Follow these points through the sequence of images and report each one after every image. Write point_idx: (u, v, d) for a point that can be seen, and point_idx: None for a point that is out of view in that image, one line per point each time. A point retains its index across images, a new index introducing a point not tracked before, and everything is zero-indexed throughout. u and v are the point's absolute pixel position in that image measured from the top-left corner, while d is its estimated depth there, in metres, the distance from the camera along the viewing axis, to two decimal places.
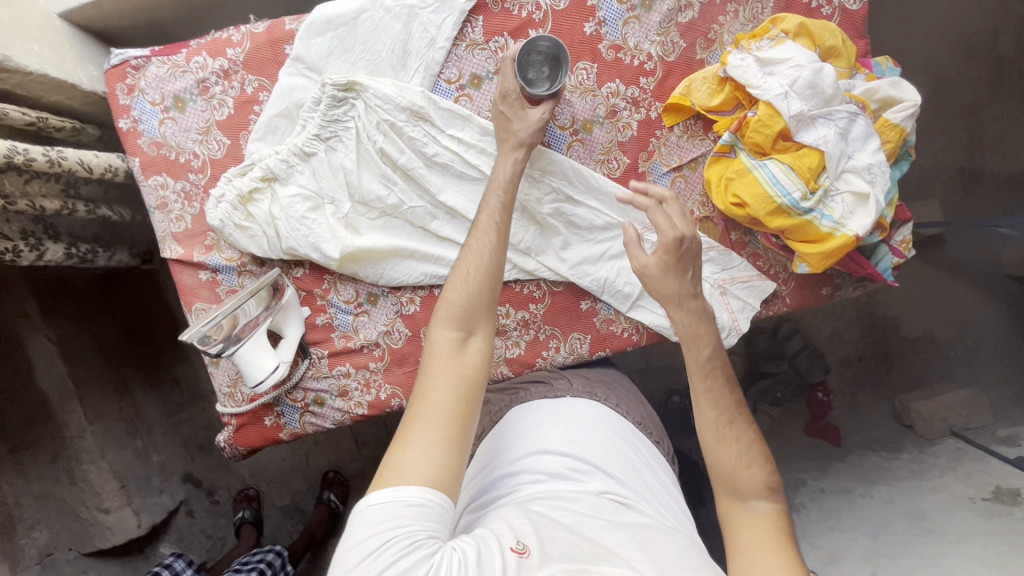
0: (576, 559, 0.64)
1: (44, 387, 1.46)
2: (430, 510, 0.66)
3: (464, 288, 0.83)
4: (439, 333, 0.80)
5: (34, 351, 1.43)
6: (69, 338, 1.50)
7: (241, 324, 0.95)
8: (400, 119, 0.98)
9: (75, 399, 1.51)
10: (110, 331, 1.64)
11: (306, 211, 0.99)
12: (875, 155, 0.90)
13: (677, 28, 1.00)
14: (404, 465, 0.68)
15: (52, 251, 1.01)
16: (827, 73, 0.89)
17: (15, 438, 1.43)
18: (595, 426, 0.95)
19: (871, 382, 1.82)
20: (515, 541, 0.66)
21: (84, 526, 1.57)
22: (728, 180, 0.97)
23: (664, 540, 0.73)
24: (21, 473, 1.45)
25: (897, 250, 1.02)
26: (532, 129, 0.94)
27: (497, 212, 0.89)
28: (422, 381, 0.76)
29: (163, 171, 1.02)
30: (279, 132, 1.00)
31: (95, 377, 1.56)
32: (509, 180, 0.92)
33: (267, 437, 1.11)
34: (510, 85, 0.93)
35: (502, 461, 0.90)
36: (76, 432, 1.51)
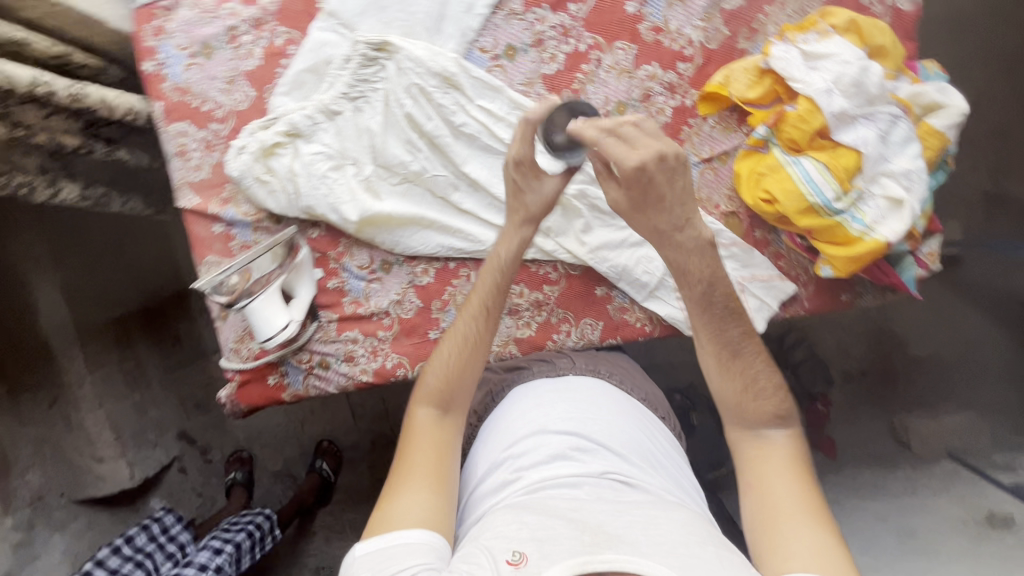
0: (576, 550, 0.63)
1: (47, 329, 1.50)
2: (417, 545, 0.70)
3: (446, 368, 0.87)
4: (420, 413, 0.85)
5: (39, 295, 1.48)
6: (71, 284, 1.54)
7: (254, 279, 0.95)
8: (431, 85, 0.96)
9: (76, 345, 1.53)
10: (116, 282, 1.65)
11: (327, 170, 0.97)
12: (914, 161, 0.88)
13: (721, 15, 0.98)
14: (390, 517, 0.74)
15: (67, 191, 1.00)
16: (872, 72, 0.87)
17: (14, 381, 1.49)
18: (598, 402, 0.94)
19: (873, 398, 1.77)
20: (510, 549, 0.65)
21: (77, 473, 1.57)
22: (760, 175, 0.94)
23: (666, 518, 0.72)
24: (17, 414, 1.50)
25: (923, 261, 1.01)
26: (543, 202, 0.90)
27: (489, 293, 0.90)
28: (400, 455, 0.81)
29: (185, 118, 1.00)
30: (305, 88, 0.97)
31: (97, 324, 1.58)
32: (508, 259, 0.91)
33: (269, 396, 1.09)
34: (521, 151, 0.86)
35: (503, 443, 0.89)
36: (75, 380, 1.53)
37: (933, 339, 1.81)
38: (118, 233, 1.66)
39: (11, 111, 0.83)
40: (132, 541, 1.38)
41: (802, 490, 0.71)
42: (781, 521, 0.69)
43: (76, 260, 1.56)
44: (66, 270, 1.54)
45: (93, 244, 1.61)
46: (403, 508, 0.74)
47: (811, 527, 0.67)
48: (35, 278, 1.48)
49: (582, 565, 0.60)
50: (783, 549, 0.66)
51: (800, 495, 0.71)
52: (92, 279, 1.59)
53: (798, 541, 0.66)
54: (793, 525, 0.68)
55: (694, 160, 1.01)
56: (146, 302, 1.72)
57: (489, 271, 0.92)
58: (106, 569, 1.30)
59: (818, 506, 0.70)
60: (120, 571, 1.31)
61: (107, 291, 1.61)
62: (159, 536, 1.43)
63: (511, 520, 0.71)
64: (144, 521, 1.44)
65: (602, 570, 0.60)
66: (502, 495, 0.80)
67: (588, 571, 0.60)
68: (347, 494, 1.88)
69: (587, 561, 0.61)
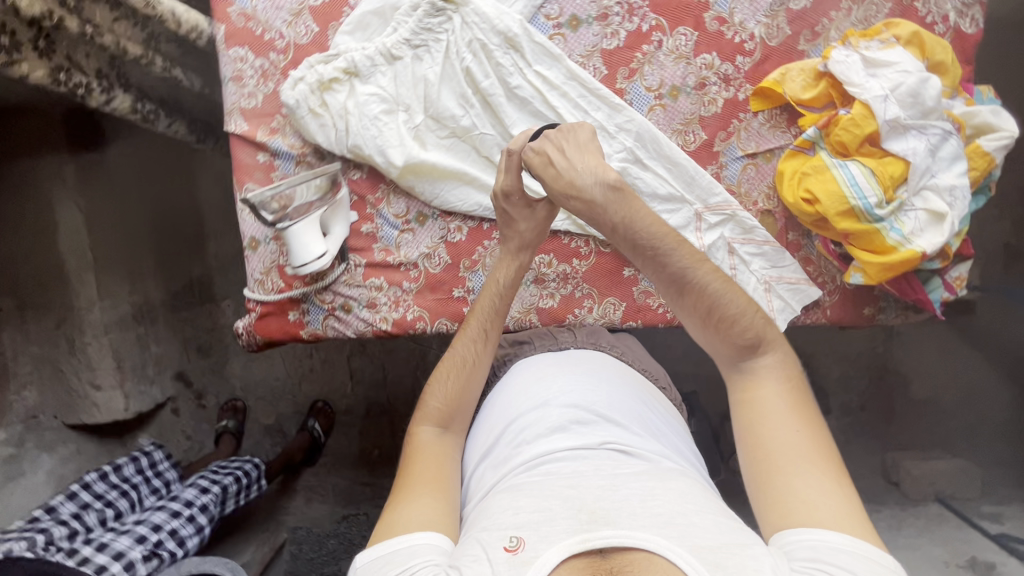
0: (572, 529, 0.64)
1: (63, 251, 1.46)
2: (422, 546, 0.69)
3: (446, 390, 0.89)
4: (421, 432, 0.86)
5: (61, 215, 1.43)
6: (93, 210, 1.49)
7: (294, 206, 0.96)
8: (492, 43, 0.97)
9: (90, 271, 1.50)
10: (136, 213, 1.65)
11: (379, 113, 0.98)
12: (959, 178, 0.89)
13: (786, 14, 0.98)
14: (395, 523, 0.73)
15: (120, 100, 1.01)
16: (932, 84, 0.87)
17: (22, 296, 1.48)
18: (598, 374, 0.93)
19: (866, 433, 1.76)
20: (506, 536, 0.65)
21: (73, 398, 1.57)
22: (803, 175, 0.95)
23: (664, 489, 0.71)
24: (22, 331, 1.50)
25: (951, 285, 1.01)
26: (536, 229, 0.96)
27: (488, 318, 0.93)
28: (403, 470, 0.81)
29: (245, 44, 1.01)
30: (369, 30, 0.99)
31: (114, 253, 1.56)
32: (508, 282, 0.95)
33: (288, 331, 1.10)
34: (507, 182, 0.94)
35: (507, 417, 0.90)
36: (84, 305, 1.51)
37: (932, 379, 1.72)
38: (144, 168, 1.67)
39: (82, 8, 0.86)
40: (120, 470, 1.37)
41: (800, 430, 0.71)
42: (784, 474, 0.68)
43: (102, 185, 1.53)
44: (90, 195, 1.49)
45: (118, 171, 1.58)
46: (406, 516, 0.73)
47: (812, 472, 0.68)
48: (59, 198, 1.42)
49: (580, 544, 0.62)
50: (784, 500, 0.67)
51: (798, 437, 0.71)
52: (113, 205, 1.57)
53: (798, 490, 0.66)
54: (790, 477, 0.68)
55: (738, 154, 1.03)
56: (162, 240, 1.73)
57: (488, 297, 0.95)
58: (91, 493, 1.28)
59: (818, 446, 0.70)
60: (105, 498, 1.30)
61: (125, 224, 1.61)
62: (146, 470, 1.43)
63: (508, 505, 0.71)
64: (133, 453, 1.42)
65: (601, 548, 0.62)
66: (502, 472, 0.81)
67: (587, 549, 0.61)
68: (334, 458, 1.91)
69: (586, 539, 0.62)
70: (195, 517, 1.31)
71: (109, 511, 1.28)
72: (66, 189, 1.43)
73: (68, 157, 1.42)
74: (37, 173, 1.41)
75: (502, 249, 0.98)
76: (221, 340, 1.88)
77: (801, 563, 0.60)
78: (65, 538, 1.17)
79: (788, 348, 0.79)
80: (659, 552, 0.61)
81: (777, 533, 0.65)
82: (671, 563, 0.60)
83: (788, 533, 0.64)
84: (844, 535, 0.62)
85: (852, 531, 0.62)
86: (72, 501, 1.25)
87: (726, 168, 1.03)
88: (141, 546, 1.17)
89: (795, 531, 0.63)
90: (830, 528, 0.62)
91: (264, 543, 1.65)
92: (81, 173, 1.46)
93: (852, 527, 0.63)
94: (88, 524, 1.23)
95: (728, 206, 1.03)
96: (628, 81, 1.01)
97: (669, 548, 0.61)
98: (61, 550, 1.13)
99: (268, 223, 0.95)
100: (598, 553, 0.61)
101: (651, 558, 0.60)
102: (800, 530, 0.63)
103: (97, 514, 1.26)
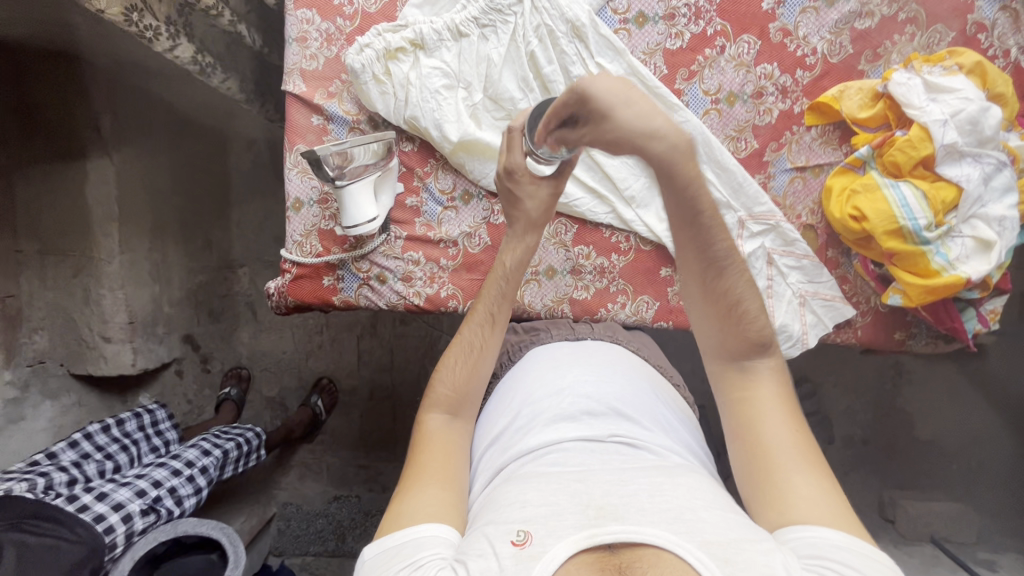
0: (580, 524, 0.60)
1: (90, 202, 1.44)
2: (427, 537, 0.64)
3: (458, 373, 0.86)
4: (430, 420, 0.84)
5: (95, 168, 1.42)
6: (127, 163, 1.47)
7: (352, 165, 0.96)
8: (559, 30, 0.99)
9: (114, 224, 1.47)
10: (162, 170, 1.60)
11: (440, 87, 1.00)
12: (1010, 209, 0.90)
13: (850, 33, 0.99)
14: (401, 514, 0.69)
15: (183, 48, 1.01)
16: (992, 114, 0.88)
17: (43, 241, 1.48)
18: (614, 366, 0.91)
19: (870, 467, 1.67)
20: (513, 529, 0.61)
21: (83, 348, 1.56)
22: (852, 192, 0.96)
23: (673, 485, 0.67)
24: (40, 275, 1.51)
25: (984, 317, 1.01)
26: (541, 207, 0.91)
27: (496, 301, 0.90)
28: (412, 461, 0.78)
29: (313, 7, 1.02)
30: (438, 5, 1.01)
31: (138, 207, 1.52)
32: (515, 265, 0.92)
33: (320, 296, 1.09)
34: (514, 160, 0.87)
35: (517, 404, 0.86)
36: (105, 256, 1.48)
37: (940, 425, 1.66)
38: (179, 124, 1.64)
39: None
40: (123, 424, 1.34)
41: (793, 432, 0.71)
42: (788, 473, 0.67)
43: (133, 139, 1.50)
44: (124, 149, 1.46)
45: (150, 124, 1.55)
46: (412, 506, 0.69)
47: (807, 471, 0.67)
48: (92, 149, 1.41)
49: (588, 539, 0.57)
50: (784, 497, 0.65)
51: (793, 438, 0.71)
52: (146, 160, 1.53)
53: (797, 487, 0.66)
54: (789, 474, 0.67)
55: (787, 167, 1.04)
56: (186, 201, 1.69)
57: (494, 280, 0.92)
58: (93, 443, 1.26)
59: (808, 447, 0.70)
60: (105, 450, 1.27)
61: (150, 181, 1.56)
62: (147, 428, 1.40)
63: (515, 498, 0.66)
64: (136, 409, 1.40)
65: (610, 543, 0.57)
66: (508, 461, 0.77)
67: (596, 544, 0.57)
68: (333, 437, 1.85)
69: (595, 534, 0.58)
70: (194, 478, 1.28)
71: (108, 464, 1.25)
72: (100, 140, 1.42)
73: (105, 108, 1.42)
74: (74, 121, 1.40)
75: (509, 231, 0.94)
76: (232, 308, 1.87)
77: (806, 560, 0.58)
78: (64, 485, 1.13)
79: (781, 358, 0.80)
80: (668, 548, 0.56)
81: (780, 529, 0.63)
82: (682, 560, 0.55)
83: (790, 530, 0.62)
84: (842, 532, 0.61)
85: (849, 529, 0.61)
86: (73, 449, 1.22)
87: (773, 179, 1.04)
88: (141, 500, 1.13)
89: (794, 528, 0.62)
90: (827, 525, 0.61)
91: (253, 515, 1.68)
92: (116, 126, 1.45)
93: (846, 524, 0.62)
94: (88, 474, 1.19)
95: (772, 216, 1.03)
96: (686, 83, 1.02)
97: (678, 544, 0.57)
98: (60, 496, 1.06)
99: (329, 179, 0.93)
100: (606, 547, 0.57)
101: (660, 554, 0.56)
102: (801, 526, 0.62)
103: (96, 465, 1.23)
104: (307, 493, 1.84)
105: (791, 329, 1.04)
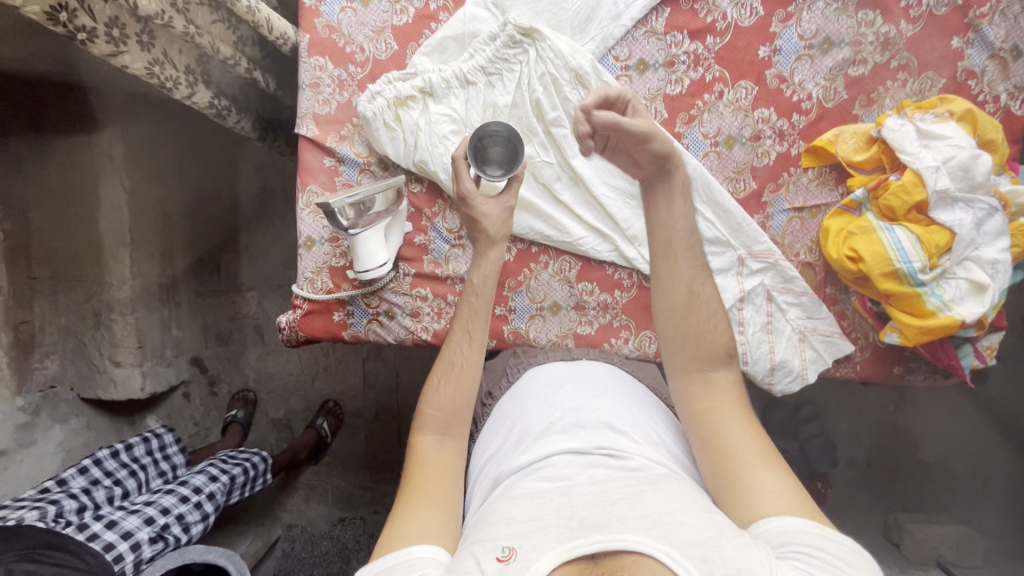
0: (562, 537, 0.61)
1: (103, 229, 1.46)
2: (418, 558, 0.64)
3: (444, 393, 0.85)
4: (422, 441, 0.82)
5: (107, 194, 1.43)
6: (138, 190, 1.49)
7: (364, 215, 0.99)
8: (564, 78, 1.03)
9: (126, 250, 1.49)
10: (172, 197, 1.62)
11: (448, 133, 1.04)
12: (1002, 253, 0.92)
13: (844, 79, 1.03)
14: (395, 537, 0.68)
15: (201, 95, 1.05)
16: (983, 160, 0.91)
17: (56, 268, 1.50)
18: (605, 384, 0.92)
19: (871, 489, 1.68)
20: (499, 545, 0.61)
21: (93, 372, 1.58)
22: (848, 233, 0.99)
23: (652, 491, 0.67)
24: (54, 301, 1.53)
25: (980, 353, 1.03)
26: (499, 221, 0.91)
27: (472, 318, 0.89)
28: (406, 482, 0.77)
29: (326, 54, 1.06)
30: (446, 53, 1.06)
31: (149, 233, 1.55)
32: (483, 281, 0.90)
33: (331, 331, 1.12)
34: (467, 186, 0.90)
35: (514, 421, 0.88)
36: (116, 282, 1.50)
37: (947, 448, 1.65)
38: (189, 152, 1.66)
39: (188, 10, 0.89)
40: (131, 449, 1.36)
41: (751, 431, 0.74)
42: (759, 471, 0.69)
43: (145, 166, 1.51)
44: (136, 176, 1.48)
45: (163, 152, 1.56)
46: (405, 528, 0.69)
47: (769, 467, 0.69)
48: (105, 176, 1.42)
49: (569, 551, 0.59)
50: (750, 492, 0.67)
51: (750, 437, 0.73)
52: (156, 186, 1.56)
53: (763, 481, 0.68)
54: (754, 469, 0.69)
55: (785, 207, 1.06)
56: (195, 226, 1.72)
57: (465, 299, 0.90)
58: (102, 469, 1.27)
59: (765, 442, 0.73)
60: (114, 475, 1.28)
61: (161, 207, 1.58)
62: (155, 452, 1.42)
63: (501, 515, 0.67)
64: (144, 433, 1.43)
65: (592, 552, 0.59)
66: (502, 476, 0.79)
67: (577, 555, 0.59)
68: (337, 459, 1.87)
69: (576, 545, 0.60)
70: (202, 504, 1.29)
71: (116, 490, 1.26)
72: (113, 167, 1.42)
73: (120, 137, 1.42)
74: (88, 151, 1.40)
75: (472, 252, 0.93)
76: (240, 330, 1.90)
77: (780, 550, 0.60)
78: (74, 512, 1.14)
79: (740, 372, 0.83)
80: (646, 552, 0.58)
81: (766, 520, 0.63)
82: (659, 564, 0.57)
83: (773, 521, 0.63)
84: (810, 519, 0.62)
85: (812, 516, 0.63)
86: (83, 475, 1.24)
87: (771, 219, 1.07)
88: (150, 528, 1.15)
89: (778, 519, 0.63)
90: (796, 514, 0.63)
91: (258, 538, 1.70)
92: (130, 154, 1.45)
93: (811, 513, 0.64)
94: (97, 501, 1.20)
95: (771, 255, 1.05)
96: (686, 127, 1.05)
97: (659, 549, 0.58)
98: (71, 524, 1.08)
99: (343, 229, 0.97)
100: (589, 557, 0.59)
101: (639, 560, 0.57)
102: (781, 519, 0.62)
103: (105, 492, 1.24)
104: (311, 515, 1.84)
105: (790, 363, 1.06)
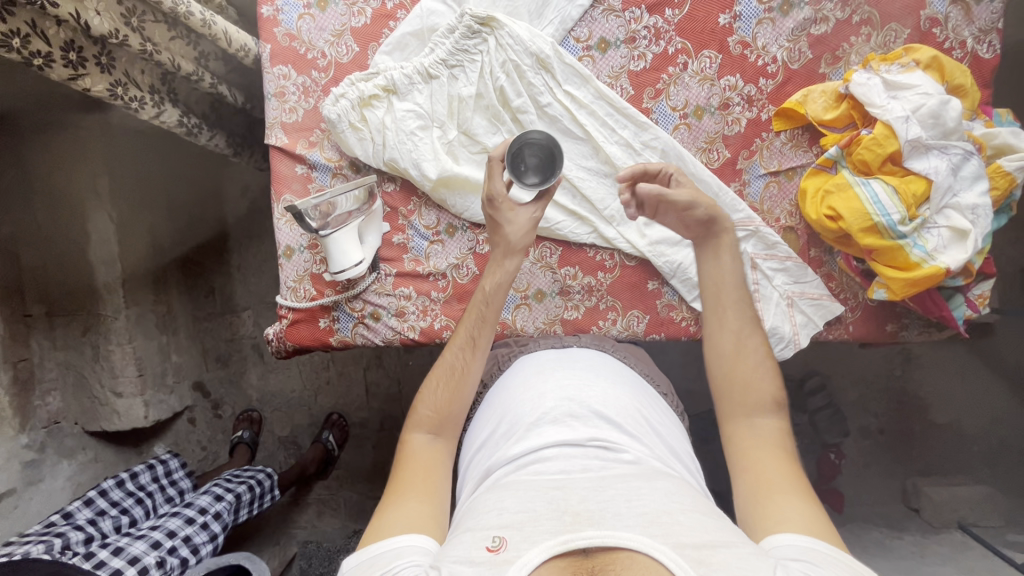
0: (557, 530, 0.58)
1: (93, 260, 1.45)
2: (405, 548, 0.63)
3: (438, 397, 0.84)
4: (413, 438, 0.82)
5: (94, 226, 1.43)
6: (125, 219, 1.48)
7: (334, 214, 1.00)
8: (525, 63, 1.03)
9: (119, 280, 1.49)
10: (161, 224, 1.64)
11: (415, 129, 1.04)
12: (982, 197, 0.91)
13: (807, 38, 1.02)
14: (381, 528, 0.67)
15: (169, 114, 1.05)
16: (952, 106, 0.90)
17: (52, 304, 1.50)
18: (597, 371, 0.89)
19: (886, 457, 1.63)
20: (489, 536, 0.59)
21: (94, 405, 1.56)
22: (826, 193, 0.98)
23: (649, 488, 0.65)
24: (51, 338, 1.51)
25: (973, 303, 1.01)
26: (521, 230, 0.91)
27: (476, 325, 0.89)
28: (394, 478, 0.76)
29: (289, 63, 1.06)
30: (407, 50, 1.06)
31: (137, 263, 1.54)
32: (494, 288, 0.91)
33: (318, 338, 1.11)
34: (495, 188, 0.90)
35: (506, 409, 0.84)
36: (111, 312, 1.50)
37: (956, 406, 1.61)
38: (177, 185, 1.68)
39: (143, 26, 0.89)
40: (137, 477, 1.36)
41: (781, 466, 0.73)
42: (781, 497, 0.68)
43: (129, 196, 1.51)
44: (121, 207, 1.48)
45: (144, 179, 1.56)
46: (391, 520, 0.68)
47: (798, 497, 0.68)
48: (92, 209, 1.42)
49: (561, 545, 0.55)
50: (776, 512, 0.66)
51: (781, 466, 0.73)
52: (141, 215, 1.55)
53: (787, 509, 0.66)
54: (786, 497, 0.68)
55: (761, 172, 1.06)
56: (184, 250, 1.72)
57: (473, 306, 0.91)
58: (108, 500, 1.26)
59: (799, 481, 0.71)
60: (120, 505, 1.28)
61: (149, 235, 1.59)
62: (160, 479, 1.42)
63: (492, 505, 0.64)
64: (150, 460, 1.43)
65: (585, 546, 0.55)
66: (494, 467, 0.75)
67: (569, 549, 0.55)
68: (344, 471, 1.86)
69: (568, 539, 0.56)
70: (209, 525, 1.28)
71: (123, 519, 1.25)
72: (99, 201, 1.42)
73: (102, 168, 1.42)
74: (74, 185, 1.40)
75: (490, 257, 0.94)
76: (239, 351, 1.89)
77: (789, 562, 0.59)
78: (81, 542, 1.12)
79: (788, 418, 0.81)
80: (640, 550, 0.54)
81: (788, 535, 0.63)
82: (655, 562, 0.54)
83: (797, 540, 0.61)
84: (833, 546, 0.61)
85: (836, 543, 0.62)
86: (89, 507, 1.22)
87: (748, 186, 1.06)
88: (156, 552, 1.14)
89: (802, 538, 0.62)
90: (819, 539, 0.62)
91: (274, 556, 1.70)
92: (114, 185, 1.45)
93: (834, 541, 0.62)
94: (103, 530, 1.19)
95: (751, 222, 1.04)
96: (653, 101, 1.05)
97: (652, 546, 0.55)
98: (78, 554, 1.07)
99: (313, 229, 0.98)
100: (581, 552, 0.55)
101: (633, 557, 0.54)
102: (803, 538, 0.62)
103: (112, 521, 1.23)
104: (324, 530, 1.82)
105: (781, 330, 1.05)
